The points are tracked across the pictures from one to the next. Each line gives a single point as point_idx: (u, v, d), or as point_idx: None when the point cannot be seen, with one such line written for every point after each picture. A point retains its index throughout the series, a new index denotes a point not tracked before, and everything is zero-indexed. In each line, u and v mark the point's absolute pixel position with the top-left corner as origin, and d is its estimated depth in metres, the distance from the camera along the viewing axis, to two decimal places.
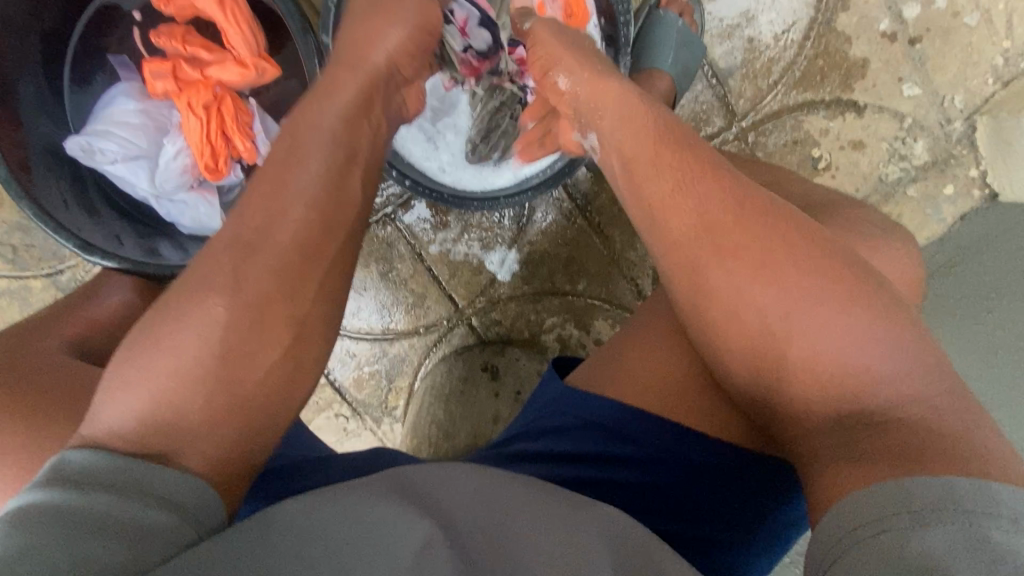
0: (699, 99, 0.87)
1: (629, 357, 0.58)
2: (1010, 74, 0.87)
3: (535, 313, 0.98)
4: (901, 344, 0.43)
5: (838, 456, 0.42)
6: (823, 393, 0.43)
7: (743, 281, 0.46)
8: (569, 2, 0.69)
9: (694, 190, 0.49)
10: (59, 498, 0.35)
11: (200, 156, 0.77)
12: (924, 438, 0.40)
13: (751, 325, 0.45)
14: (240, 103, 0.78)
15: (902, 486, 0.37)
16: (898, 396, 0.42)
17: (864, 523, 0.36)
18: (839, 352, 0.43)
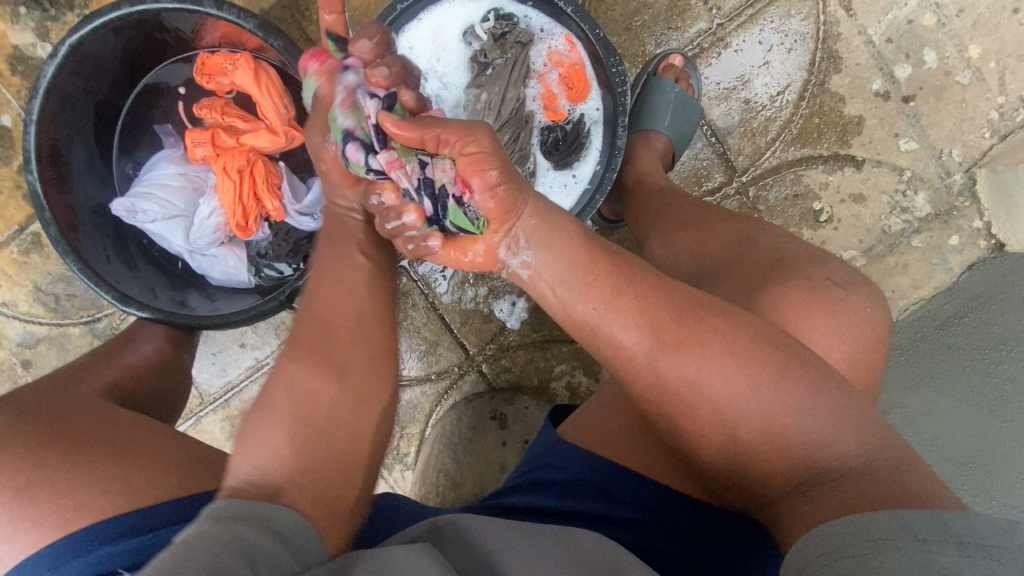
0: (699, 156, 0.91)
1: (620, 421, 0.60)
2: (1007, 128, 0.89)
3: (545, 360, 1.00)
4: (828, 408, 0.46)
5: (800, 520, 0.44)
6: (778, 467, 0.46)
7: (693, 379, 0.47)
8: (570, 76, 0.75)
9: (633, 295, 0.49)
10: (222, 524, 0.40)
11: (232, 215, 0.83)
12: (870, 485, 0.43)
13: (706, 412, 0.47)
14: (270, 166, 0.84)
15: (863, 526, 0.39)
16: (841, 456, 0.45)
17: (826, 552, 0.40)
18: (791, 425, 0.45)
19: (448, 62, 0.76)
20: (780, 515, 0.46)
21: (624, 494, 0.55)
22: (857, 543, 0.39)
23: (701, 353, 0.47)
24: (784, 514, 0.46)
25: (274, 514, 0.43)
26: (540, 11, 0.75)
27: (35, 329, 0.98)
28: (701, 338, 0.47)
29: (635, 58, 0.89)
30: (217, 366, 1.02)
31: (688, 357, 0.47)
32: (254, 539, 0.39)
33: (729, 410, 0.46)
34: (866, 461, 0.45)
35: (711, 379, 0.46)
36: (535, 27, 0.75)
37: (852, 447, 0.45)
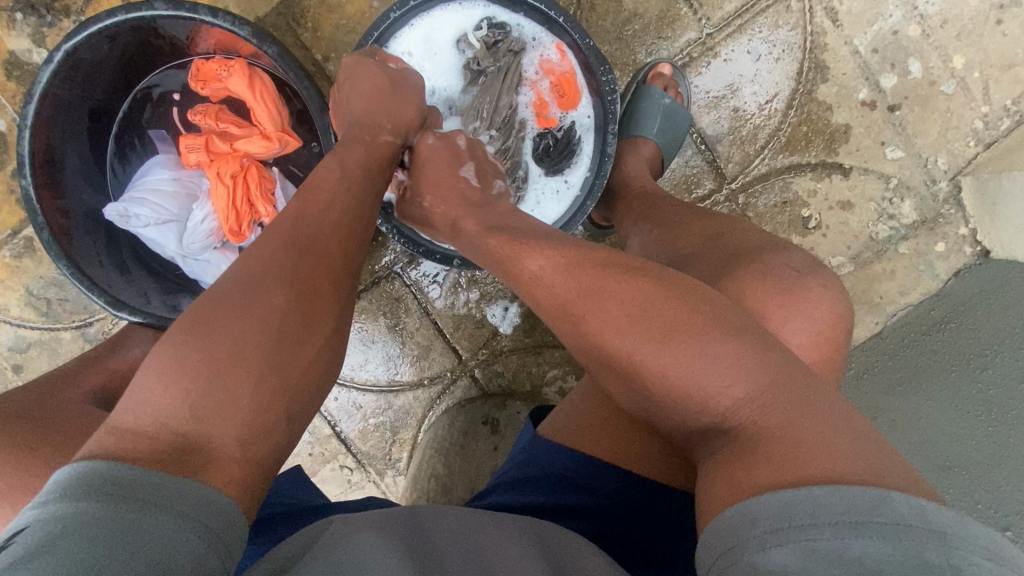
0: (689, 163, 0.92)
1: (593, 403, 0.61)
2: (991, 137, 0.91)
3: (537, 365, 1.00)
4: (741, 360, 0.45)
5: (711, 472, 0.43)
6: (689, 416, 0.46)
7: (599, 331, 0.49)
8: (561, 84, 0.77)
9: (552, 260, 0.54)
10: (98, 511, 0.36)
11: (224, 219, 0.83)
12: (784, 442, 0.41)
13: (612, 357, 0.49)
14: (264, 171, 0.85)
15: (811, 494, 0.37)
16: (744, 406, 0.44)
17: (769, 524, 0.37)
18: (704, 388, 0.45)
19: (440, 70, 0.77)
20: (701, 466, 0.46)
21: (611, 494, 0.56)
22: (805, 518, 0.36)
23: (606, 309, 0.49)
24: (700, 467, 0.45)
25: (165, 485, 0.39)
26: (531, 19, 0.76)
27: (26, 334, 0.98)
28: (620, 302, 0.49)
29: (626, 67, 0.90)
30: None
31: (590, 309, 0.50)
32: (138, 526, 0.36)
33: (632, 359, 0.48)
34: (784, 413, 0.43)
35: (627, 340, 0.48)
36: (527, 36, 0.76)
37: (789, 412, 0.42)
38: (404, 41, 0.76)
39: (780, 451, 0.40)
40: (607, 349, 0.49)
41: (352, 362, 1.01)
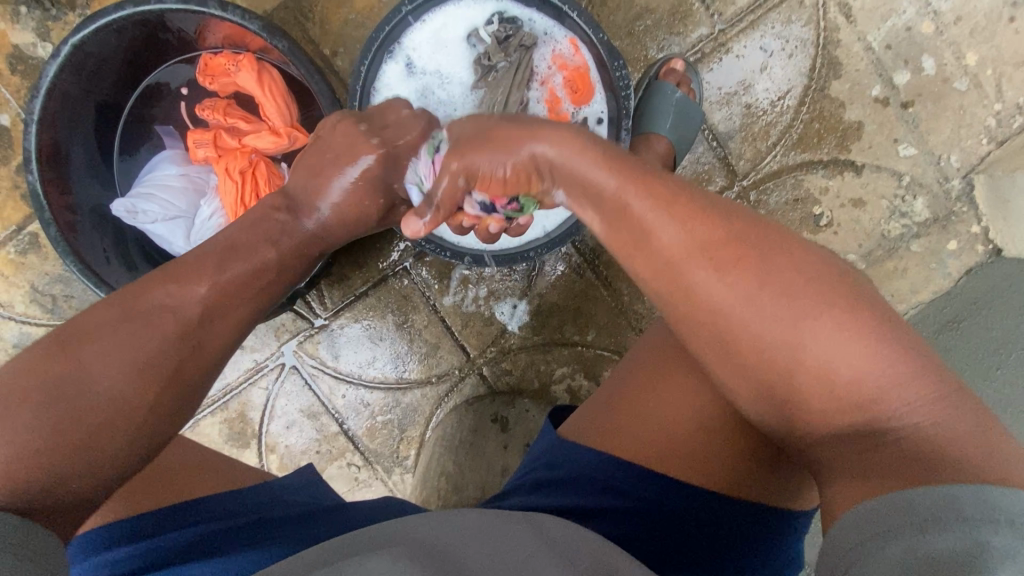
0: (700, 160, 0.91)
1: (669, 386, 0.60)
2: (1004, 134, 0.90)
3: (545, 363, 1.00)
4: (883, 347, 0.44)
5: (854, 467, 0.44)
6: (834, 403, 0.45)
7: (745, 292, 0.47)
8: (574, 80, 0.76)
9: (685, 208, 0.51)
10: None
11: (234, 216, 0.83)
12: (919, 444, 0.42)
13: (748, 331, 0.47)
14: (273, 168, 0.84)
15: (946, 494, 0.38)
16: (895, 404, 0.43)
17: (881, 531, 0.39)
18: (857, 372, 0.44)
19: (451, 65, 0.77)
20: (834, 460, 0.46)
21: (633, 497, 0.55)
22: (942, 516, 0.37)
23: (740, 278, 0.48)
24: (832, 459, 0.46)
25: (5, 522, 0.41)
26: (543, 13, 0.75)
27: (31, 331, 0.97)
28: (773, 294, 0.47)
29: (637, 62, 0.89)
30: None
31: (732, 271, 0.48)
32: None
33: (779, 334, 0.46)
34: (933, 413, 0.43)
35: (781, 330, 0.46)
36: (539, 31, 0.75)
37: (920, 408, 0.43)
38: (414, 36, 0.76)
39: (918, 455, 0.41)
40: (733, 336, 0.48)
41: (360, 360, 1.00)
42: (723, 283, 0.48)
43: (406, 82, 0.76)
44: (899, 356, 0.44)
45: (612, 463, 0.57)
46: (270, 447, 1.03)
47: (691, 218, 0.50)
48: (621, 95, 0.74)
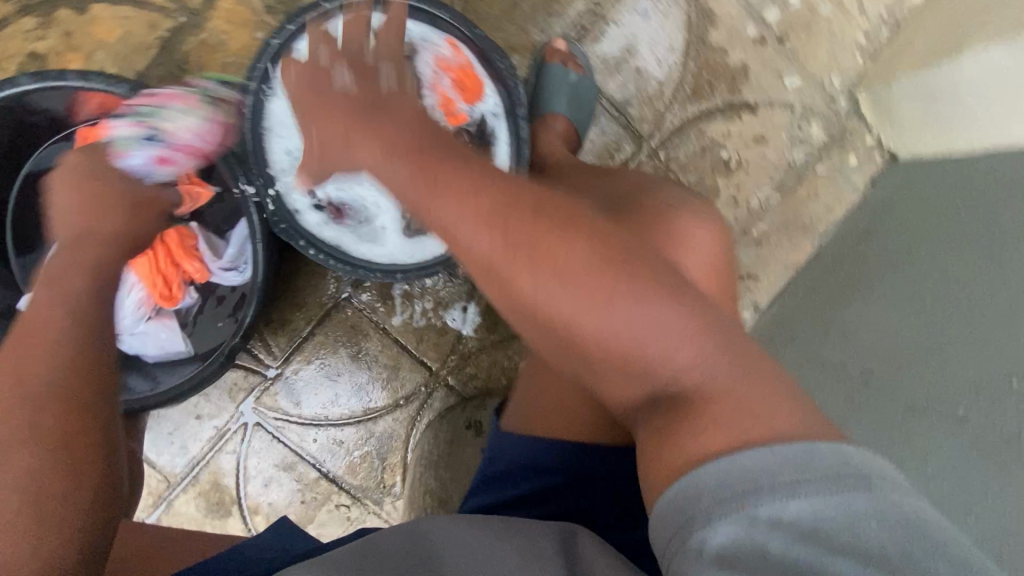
0: (605, 131, 0.94)
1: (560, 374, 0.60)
2: (875, 47, 0.96)
3: (507, 359, 1.00)
4: (685, 326, 0.44)
5: (663, 432, 0.44)
6: (628, 373, 0.44)
7: (546, 262, 0.43)
8: (462, 79, 0.76)
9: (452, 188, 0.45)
10: None
11: (153, 286, 0.80)
12: (723, 407, 0.42)
13: (549, 314, 0.43)
14: (183, 229, 0.82)
15: (766, 458, 0.39)
16: (687, 368, 0.44)
17: (724, 499, 0.38)
18: (651, 350, 0.43)
19: None
20: (648, 427, 0.46)
21: (603, 462, 0.60)
22: (758, 482, 0.38)
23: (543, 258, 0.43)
24: (648, 430, 0.45)
25: None
26: (416, 21, 0.74)
27: None
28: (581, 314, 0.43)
29: (524, 50, 0.91)
30: (177, 444, 0.99)
31: (517, 237, 0.43)
32: None
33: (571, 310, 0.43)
34: (732, 382, 0.43)
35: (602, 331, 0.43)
36: (416, 38, 0.74)
37: (736, 390, 0.43)
38: None
39: (728, 424, 0.41)
40: (530, 311, 0.44)
41: (323, 400, 0.99)
42: (559, 290, 0.43)
43: (293, 116, 0.73)
44: (699, 329, 0.44)
45: (578, 440, 0.60)
46: (254, 508, 1.00)
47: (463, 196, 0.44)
48: (512, 88, 0.74)
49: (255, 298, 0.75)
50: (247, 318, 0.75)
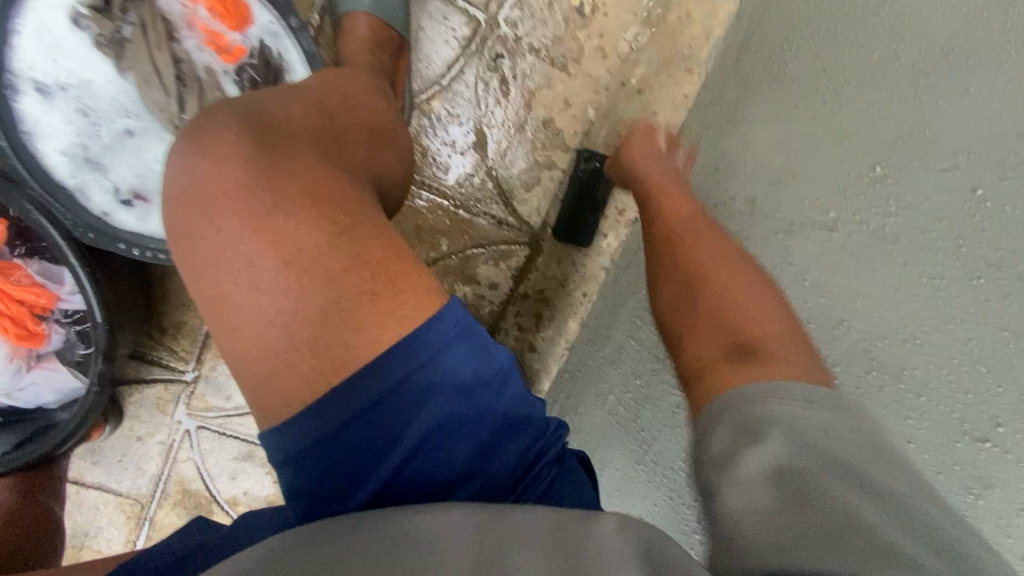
0: (437, 15, 0.86)
1: (247, 335, 0.40)
2: None
3: None
4: (767, 298, 0.54)
5: (694, 365, 0.53)
6: (686, 299, 0.57)
7: (212, 261, 0.40)
8: (220, 3, 0.63)
9: (225, 221, 0.40)
10: None
11: (5, 329, 0.75)
12: (759, 330, 0.51)
13: (661, 313, 0.59)
14: (5, 264, 0.74)
15: (756, 377, 0.47)
16: (762, 341, 0.51)
17: (730, 414, 0.45)
18: (723, 304, 0.55)
19: (79, 62, 0.61)
20: (675, 349, 0.57)
21: (338, 442, 0.39)
22: (750, 389, 0.46)
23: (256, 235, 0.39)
24: (686, 363, 0.54)
25: None
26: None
27: None
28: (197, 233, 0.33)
29: None
30: (132, 467, 0.97)
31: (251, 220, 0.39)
32: None
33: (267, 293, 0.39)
34: (794, 348, 0.49)
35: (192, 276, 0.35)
36: None
37: (755, 304, 0.53)
38: (18, 51, 0.59)
39: (728, 317, 0.54)
40: (246, 302, 0.39)
41: None
42: (250, 270, 0.39)
43: (50, 110, 0.61)
44: (770, 303, 0.53)
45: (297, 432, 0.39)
46: (234, 501, 0.99)
47: (224, 167, 0.40)
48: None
49: (101, 316, 0.66)
50: (101, 338, 0.67)
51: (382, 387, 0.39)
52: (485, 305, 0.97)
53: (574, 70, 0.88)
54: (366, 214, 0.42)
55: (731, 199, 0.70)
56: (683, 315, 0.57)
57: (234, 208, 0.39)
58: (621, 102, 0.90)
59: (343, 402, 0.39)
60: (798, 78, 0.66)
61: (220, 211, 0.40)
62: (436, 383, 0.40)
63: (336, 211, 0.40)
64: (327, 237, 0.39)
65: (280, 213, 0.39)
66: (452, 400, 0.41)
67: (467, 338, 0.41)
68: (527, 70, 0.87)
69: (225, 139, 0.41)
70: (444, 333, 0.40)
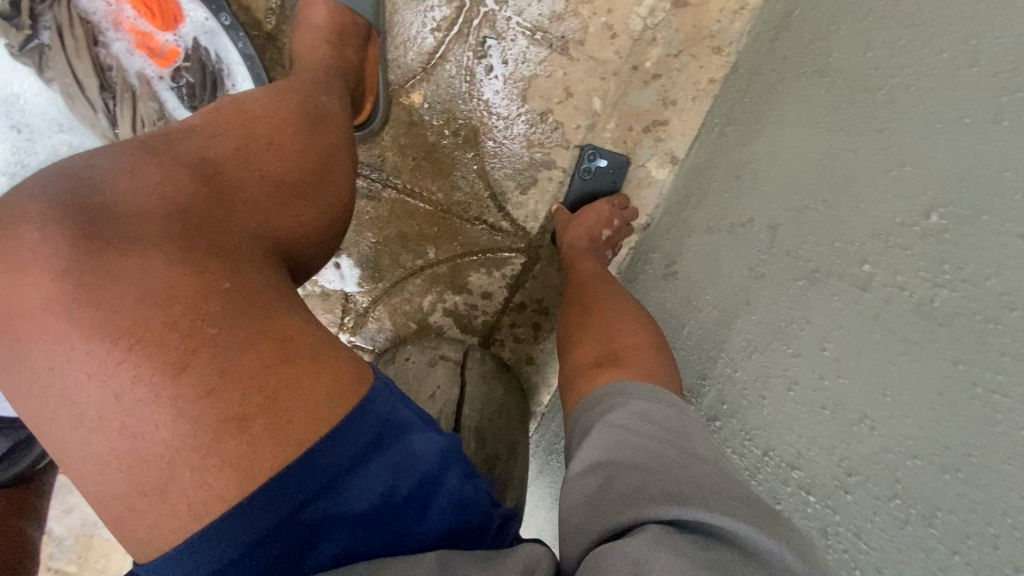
0: None
1: (94, 469, 0.34)
2: None
3: (409, 301, 0.87)
4: (642, 322, 0.61)
5: (578, 377, 0.58)
6: (577, 316, 0.65)
7: (72, 368, 0.33)
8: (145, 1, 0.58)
9: (88, 320, 0.34)
10: None
11: None
12: (631, 342, 0.58)
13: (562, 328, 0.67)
14: None
15: (621, 382, 0.52)
16: (631, 346, 0.57)
17: (583, 423, 0.50)
18: (598, 298, 0.65)
19: (2, 75, 0.58)
20: (571, 368, 0.61)
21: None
22: (607, 394, 0.51)
23: (125, 337, 0.33)
24: (573, 377, 0.59)
25: None
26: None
27: None
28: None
29: None
30: None
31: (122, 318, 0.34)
32: None
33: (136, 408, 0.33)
34: (651, 350, 0.57)
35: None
36: None
37: (635, 332, 0.59)
38: None
39: (610, 328, 0.60)
40: (114, 416, 0.33)
41: None
42: (117, 380, 0.33)
43: None
44: (642, 319, 0.61)
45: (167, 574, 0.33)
46: None
47: (92, 253, 0.34)
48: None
49: None
50: None
51: (268, 523, 0.33)
52: (480, 317, 0.89)
53: (577, 53, 0.75)
54: (267, 301, 0.37)
55: (748, 222, 0.58)
56: (575, 321, 0.64)
57: (70, 320, 0.33)
58: (632, 89, 0.76)
59: (242, 528, 0.33)
60: (842, 72, 0.52)
61: (55, 327, 0.34)
62: (341, 511, 0.35)
63: (209, 313, 0.35)
64: (193, 348, 0.34)
65: (159, 308, 0.34)
66: (357, 527, 0.36)
67: (382, 454, 0.37)
68: (521, 55, 0.75)
69: (51, 235, 0.35)
70: (350, 455, 0.36)
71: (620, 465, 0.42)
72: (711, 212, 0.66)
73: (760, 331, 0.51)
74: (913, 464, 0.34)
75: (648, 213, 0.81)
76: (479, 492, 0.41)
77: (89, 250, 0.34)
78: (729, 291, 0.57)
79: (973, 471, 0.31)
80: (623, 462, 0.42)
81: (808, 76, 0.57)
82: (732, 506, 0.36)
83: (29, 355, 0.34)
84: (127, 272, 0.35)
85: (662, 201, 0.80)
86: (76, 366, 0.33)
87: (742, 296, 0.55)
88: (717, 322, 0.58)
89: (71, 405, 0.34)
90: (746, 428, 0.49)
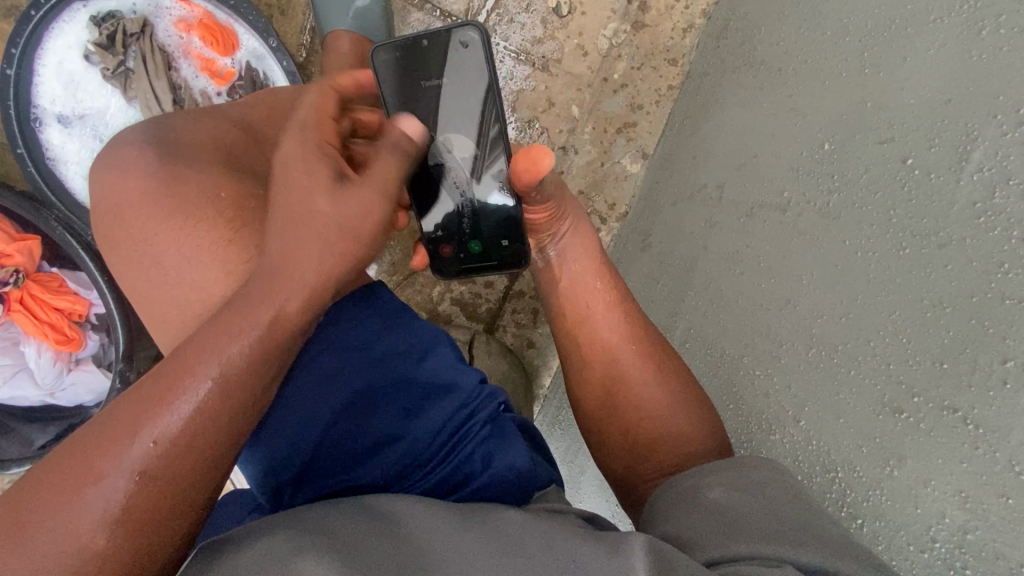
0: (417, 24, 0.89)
1: (175, 312, 0.48)
2: None
3: (420, 291, 0.99)
4: (672, 387, 0.56)
5: (644, 485, 0.55)
6: (604, 398, 0.59)
7: (160, 261, 0.47)
8: (209, 33, 0.71)
9: (167, 228, 0.47)
10: None
11: (46, 337, 0.82)
12: (675, 424, 0.54)
13: (587, 406, 0.60)
14: (45, 277, 0.83)
15: (677, 483, 0.47)
16: (675, 425, 0.54)
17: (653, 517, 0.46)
18: (619, 366, 0.58)
19: (92, 95, 0.70)
20: (625, 471, 0.57)
21: (300, 434, 0.47)
22: (674, 502, 0.45)
23: (189, 240, 0.47)
24: (640, 487, 0.56)
25: None
26: None
27: None
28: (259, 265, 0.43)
29: None
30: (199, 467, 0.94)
31: (180, 228, 0.47)
32: None
33: (201, 285, 0.46)
34: (696, 412, 0.54)
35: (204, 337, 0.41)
36: (143, 7, 0.70)
37: (666, 395, 0.56)
38: (42, 89, 0.69)
39: (640, 406, 0.57)
40: (191, 289, 0.47)
41: None
42: (184, 262, 0.47)
43: (69, 138, 0.71)
44: (667, 373, 0.57)
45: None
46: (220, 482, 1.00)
47: (164, 182, 0.48)
48: (247, 16, 0.69)
49: (119, 323, 0.73)
50: (119, 340, 0.73)
51: (317, 389, 0.48)
52: (484, 304, 1.00)
53: (556, 69, 0.90)
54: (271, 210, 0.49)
55: (704, 186, 0.70)
56: (602, 402, 0.59)
57: (166, 219, 0.47)
58: (603, 97, 0.91)
59: (301, 394, 0.47)
60: (765, 60, 0.65)
61: (150, 230, 0.48)
62: (356, 364, 0.50)
63: (247, 207, 0.49)
64: (233, 231, 0.47)
65: (206, 215, 0.47)
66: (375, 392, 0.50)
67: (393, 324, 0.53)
68: (510, 73, 0.89)
69: (140, 172, 0.49)
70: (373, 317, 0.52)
71: (750, 517, 0.39)
72: (675, 190, 0.78)
73: (716, 264, 0.61)
74: (819, 320, 0.43)
75: (626, 202, 0.93)
76: (470, 367, 0.57)
77: (167, 178, 0.48)
78: (690, 243, 0.68)
79: (855, 308, 0.40)
80: (732, 520, 0.39)
81: (742, 68, 0.70)
82: (854, 552, 0.34)
83: (136, 250, 0.48)
84: (178, 194, 0.48)
85: (638, 190, 0.92)
86: (166, 254, 0.47)
87: (700, 243, 0.66)
88: (683, 268, 0.68)
89: (155, 287, 0.48)
90: (706, 341, 0.58)
